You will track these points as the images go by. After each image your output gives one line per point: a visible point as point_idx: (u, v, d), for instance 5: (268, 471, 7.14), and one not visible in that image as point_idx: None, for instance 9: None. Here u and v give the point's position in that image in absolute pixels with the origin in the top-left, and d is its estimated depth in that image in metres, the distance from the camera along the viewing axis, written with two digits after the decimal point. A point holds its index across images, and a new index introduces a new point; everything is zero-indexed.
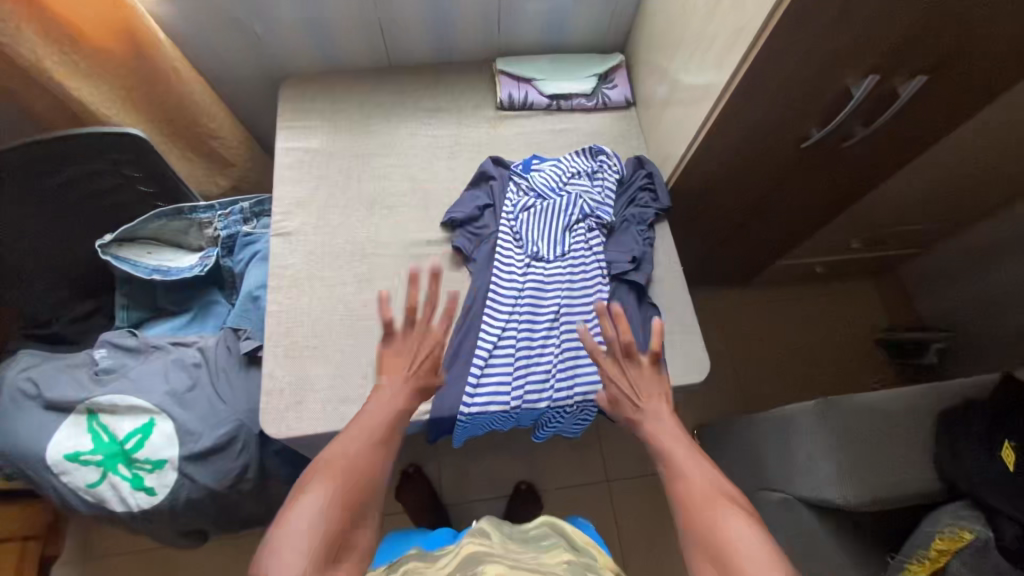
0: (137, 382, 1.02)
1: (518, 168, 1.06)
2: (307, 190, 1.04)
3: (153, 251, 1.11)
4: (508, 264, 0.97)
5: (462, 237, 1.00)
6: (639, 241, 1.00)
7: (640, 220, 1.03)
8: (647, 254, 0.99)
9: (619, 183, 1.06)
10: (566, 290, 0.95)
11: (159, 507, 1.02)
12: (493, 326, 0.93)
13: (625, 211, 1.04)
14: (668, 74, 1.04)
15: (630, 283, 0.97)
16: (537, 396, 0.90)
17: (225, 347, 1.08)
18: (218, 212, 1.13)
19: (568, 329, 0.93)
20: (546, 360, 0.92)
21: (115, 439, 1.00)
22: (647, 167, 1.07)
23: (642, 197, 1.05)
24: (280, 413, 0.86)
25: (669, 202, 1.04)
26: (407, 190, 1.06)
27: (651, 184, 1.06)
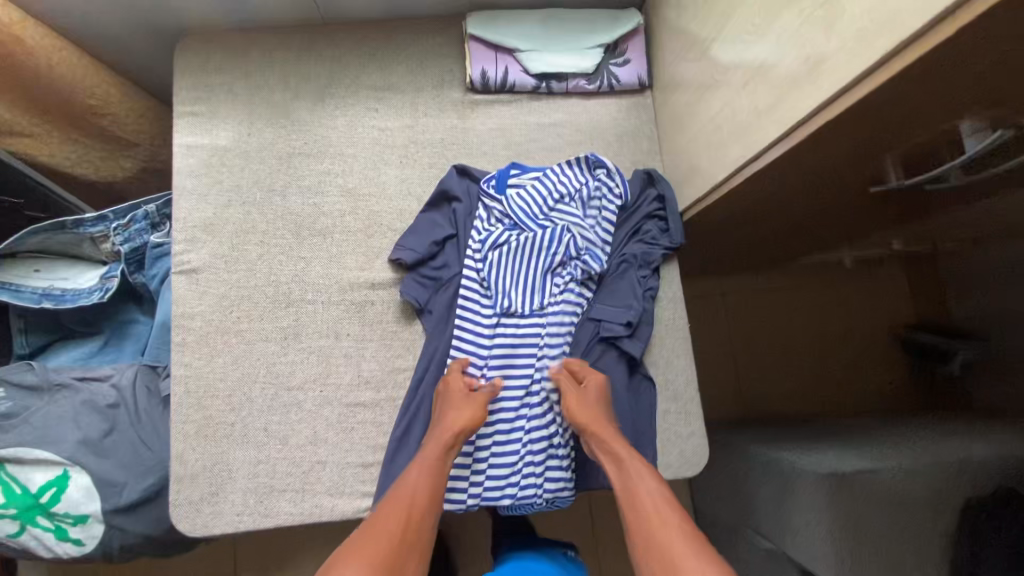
0: (43, 429, 0.89)
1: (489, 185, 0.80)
2: (216, 209, 0.81)
3: (41, 267, 0.90)
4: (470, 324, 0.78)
5: (415, 281, 0.79)
6: (638, 295, 0.78)
7: (641, 261, 0.80)
8: (647, 313, 0.78)
9: (620, 209, 0.82)
10: (541, 361, 0.77)
11: (91, 554, 0.94)
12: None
13: (625, 248, 0.81)
14: (696, 63, 0.75)
15: (620, 349, 0.78)
16: (498, 494, 0.75)
17: (145, 388, 0.94)
18: (113, 223, 0.89)
19: (540, 410, 0.76)
20: (512, 448, 0.76)
21: (28, 491, 0.88)
22: (658, 188, 0.82)
23: (648, 230, 0.81)
24: (194, 506, 0.73)
25: (683, 239, 0.80)
26: (348, 210, 0.82)
27: (662, 211, 0.81)
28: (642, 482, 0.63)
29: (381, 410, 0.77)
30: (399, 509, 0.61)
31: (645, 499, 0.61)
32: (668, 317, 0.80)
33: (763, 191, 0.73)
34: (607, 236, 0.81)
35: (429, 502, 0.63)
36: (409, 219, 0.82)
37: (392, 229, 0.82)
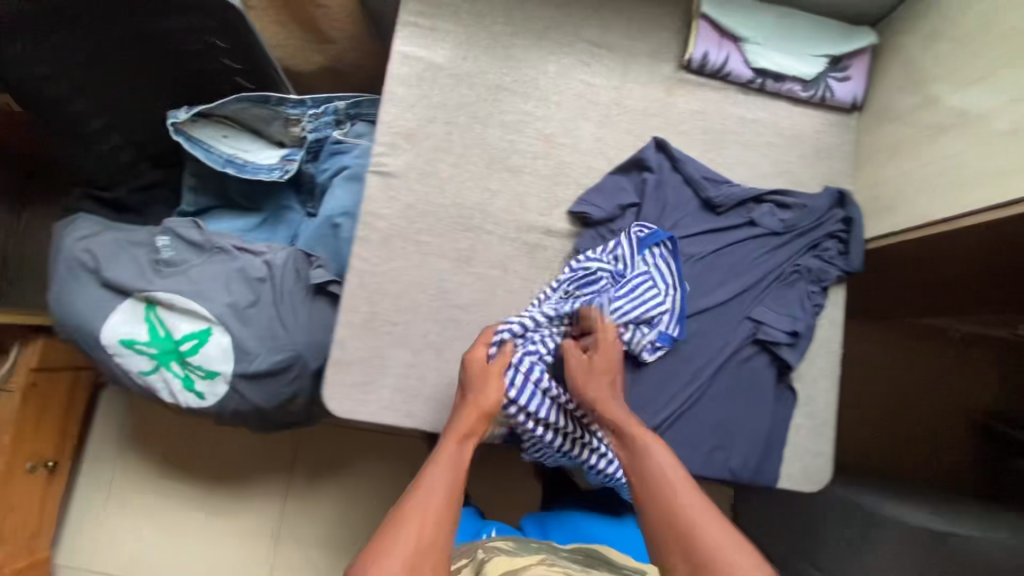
0: (199, 285, 0.94)
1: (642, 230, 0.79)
2: (419, 122, 0.83)
3: (229, 134, 0.94)
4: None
5: (593, 239, 0.81)
6: (805, 308, 0.80)
7: (814, 277, 0.81)
8: (810, 327, 0.80)
9: (804, 220, 0.82)
10: (694, 346, 0.80)
11: (206, 409, 1.00)
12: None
13: (801, 260, 0.82)
14: (938, 99, 0.74)
15: (774, 355, 0.79)
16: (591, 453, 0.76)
17: (294, 270, 0.96)
18: (309, 109, 0.92)
19: (683, 393, 0.78)
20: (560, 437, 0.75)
21: (170, 336, 0.94)
22: (846, 210, 0.82)
23: (827, 248, 0.82)
24: (345, 391, 0.77)
25: (860, 265, 0.81)
26: (540, 153, 0.84)
27: (845, 233, 0.82)
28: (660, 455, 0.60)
29: None
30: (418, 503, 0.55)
31: (660, 476, 0.58)
32: (824, 337, 0.81)
33: (972, 239, 0.73)
34: (786, 243, 0.82)
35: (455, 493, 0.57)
36: (595, 177, 0.84)
37: (578, 183, 0.83)
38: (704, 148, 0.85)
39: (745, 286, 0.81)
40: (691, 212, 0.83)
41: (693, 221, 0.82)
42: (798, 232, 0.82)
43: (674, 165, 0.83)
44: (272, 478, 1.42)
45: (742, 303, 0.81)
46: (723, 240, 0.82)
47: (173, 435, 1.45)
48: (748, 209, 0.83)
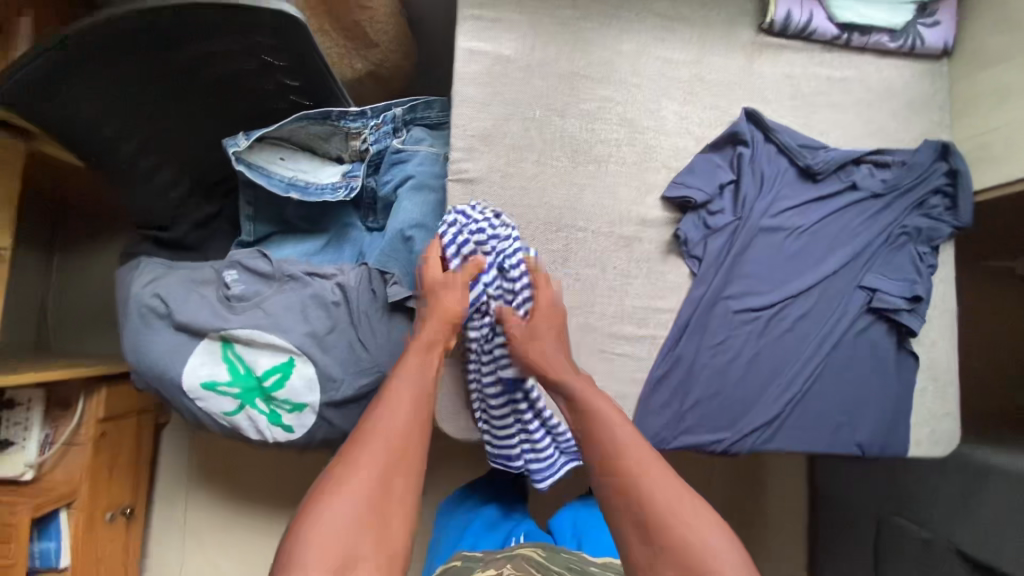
0: (275, 316, 0.90)
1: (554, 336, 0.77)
2: (495, 121, 0.79)
3: (287, 156, 0.90)
4: (746, 275, 0.78)
5: (698, 220, 0.78)
6: (920, 270, 0.77)
7: (925, 237, 0.78)
8: (926, 289, 0.77)
9: (906, 178, 0.79)
10: (808, 323, 0.77)
11: (293, 441, 0.97)
12: (717, 349, 0.77)
13: (907, 219, 0.79)
14: None
15: (893, 322, 0.77)
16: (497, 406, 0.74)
17: (368, 289, 0.93)
18: (369, 121, 0.88)
19: (803, 371, 0.76)
20: (493, 386, 0.74)
21: (252, 373, 0.91)
22: (950, 161, 0.78)
23: (933, 204, 0.79)
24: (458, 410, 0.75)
25: (971, 219, 0.77)
26: (624, 139, 0.79)
27: (952, 188, 0.78)
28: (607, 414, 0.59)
29: (642, 345, 0.77)
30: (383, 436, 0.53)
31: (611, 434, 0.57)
32: (939, 297, 0.78)
33: None
34: (891, 204, 0.79)
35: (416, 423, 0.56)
36: (685, 158, 0.80)
37: (667, 165, 0.79)
38: (792, 114, 0.81)
39: (854, 253, 0.78)
40: (789, 182, 0.79)
41: (793, 191, 0.79)
42: (902, 191, 0.78)
43: (766, 136, 0.79)
44: None
45: (853, 272, 0.78)
46: (825, 208, 0.79)
47: (240, 465, 1.43)
48: (847, 173, 0.79)
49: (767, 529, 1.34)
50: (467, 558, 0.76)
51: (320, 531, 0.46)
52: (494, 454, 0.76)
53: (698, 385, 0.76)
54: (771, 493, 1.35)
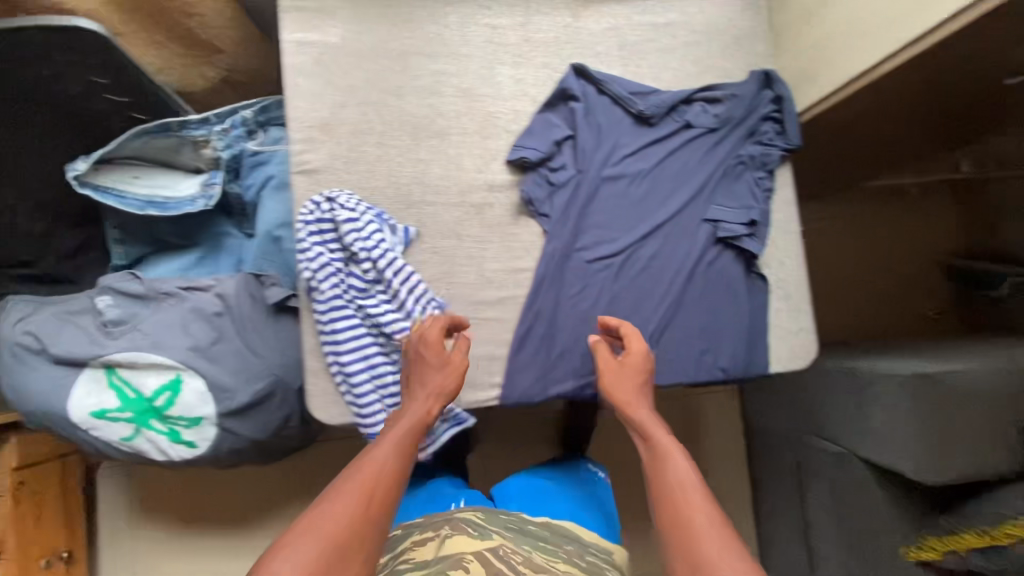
0: (154, 335, 0.90)
1: (440, 308, 0.75)
2: (331, 109, 0.79)
3: (141, 175, 0.89)
4: (596, 225, 0.81)
5: (542, 177, 0.80)
6: (758, 196, 0.80)
7: (759, 163, 0.81)
8: (766, 212, 0.81)
9: (736, 109, 0.81)
10: (661, 261, 0.80)
11: (201, 457, 0.97)
12: (578, 300, 0.80)
13: (742, 149, 0.82)
14: None
15: (739, 248, 0.80)
16: (363, 381, 0.73)
17: (248, 295, 0.93)
18: (215, 127, 0.87)
19: (661, 307, 0.79)
20: (354, 362, 0.73)
21: (142, 396, 0.91)
22: (775, 89, 0.82)
23: (765, 131, 0.82)
24: (330, 399, 0.75)
25: (801, 141, 0.81)
26: (462, 109, 0.80)
27: (780, 112, 0.82)
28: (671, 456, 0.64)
29: (505, 307, 0.79)
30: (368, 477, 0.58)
31: (675, 479, 0.62)
32: (781, 220, 0.82)
33: (899, 85, 0.73)
34: (725, 137, 0.81)
35: (399, 477, 0.60)
36: (525, 120, 0.81)
37: (508, 129, 0.81)
38: (624, 64, 0.82)
39: (695, 189, 0.81)
40: (626, 130, 0.81)
41: (630, 138, 0.81)
42: (733, 122, 0.81)
43: (599, 89, 0.82)
44: (292, 507, 1.41)
45: (697, 207, 0.81)
46: (663, 150, 0.82)
47: (185, 492, 1.42)
48: (680, 113, 0.82)
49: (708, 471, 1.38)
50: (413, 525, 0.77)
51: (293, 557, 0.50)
52: (362, 424, 0.74)
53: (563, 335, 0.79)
54: None
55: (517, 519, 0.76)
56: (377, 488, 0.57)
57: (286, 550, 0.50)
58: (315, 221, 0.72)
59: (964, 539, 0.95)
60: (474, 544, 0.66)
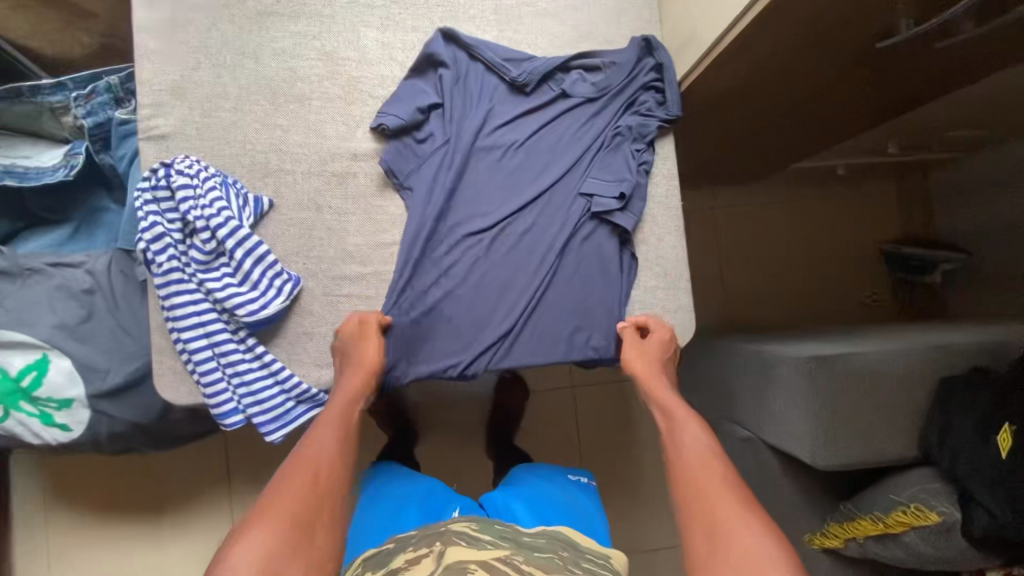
0: (18, 311, 0.86)
1: (291, 282, 0.71)
2: (183, 73, 0.75)
3: (0, 144, 0.86)
4: (466, 198, 0.77)
5: (410, 149, 0.76)
6: (633, 168, 0.76)
7: (637, 134, 0.77)
8: (640, 186, 0.77)
9: (613, 77, 0.78)
10: (533, 236, 0.76)
11: (79, 440, 0.93)
12: (445, 273, 0.75)
13: (621, 120, 0.78)
14: None
15: (612, 224, 0.77)
16: (208, 358, 0.69)
17: (120, 273, 0.90)
18: (73, 94, 0.83)
19: (531, 286, 0.75)
20: (196, 338, 0.69)
21: (7, 376, 0.87)
22: (655, 56, 0.78)
23: (644, 101, 0.78)
24: (178, 377, 0.72)
25: (680, 111, 0.78)
26: (324, 74, 0.76)
27: (659, 81, 0.78)
28: (688, 431, 0.64)
29: (367, 283, 0.75)
30: (315, 461, 0.58)
31: (687, 455, 0.61)
32: (661, 193, 0.79)
33: (768, 45, 0.70)
34: (602, 107, 0.78)
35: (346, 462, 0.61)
36: (391, 86, 0.77)
37: (373, 96, 0.77)
38: (499, 28, 0.79)
39: (571, 161, 0.77)
40: (500, 98, 0.78)
41: (503, 107, 0.78)
42: (610, 91, 0.78)
43: (470, 54, 0.78)
44: (212, 494, 1.38)
45: (572, 180, 0.77)
46: (539, 120, 0.78)
47: (99, 481, 1.38)
48: (557, 81, 0.79)
49: (637, 459, 1.35)
50: (402, 539, 0.67)
51: (251, 547, 0.48)
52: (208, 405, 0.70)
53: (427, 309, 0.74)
54: (636, 423, 1.36)
55: (505, 527, 0.68)
56: (327, 472, 0.57)
57: (247, 537, 0.49)
58: (153, 189, 0.69)
59: (863, 526, 0.90)
60: (474, 555, 0.58)
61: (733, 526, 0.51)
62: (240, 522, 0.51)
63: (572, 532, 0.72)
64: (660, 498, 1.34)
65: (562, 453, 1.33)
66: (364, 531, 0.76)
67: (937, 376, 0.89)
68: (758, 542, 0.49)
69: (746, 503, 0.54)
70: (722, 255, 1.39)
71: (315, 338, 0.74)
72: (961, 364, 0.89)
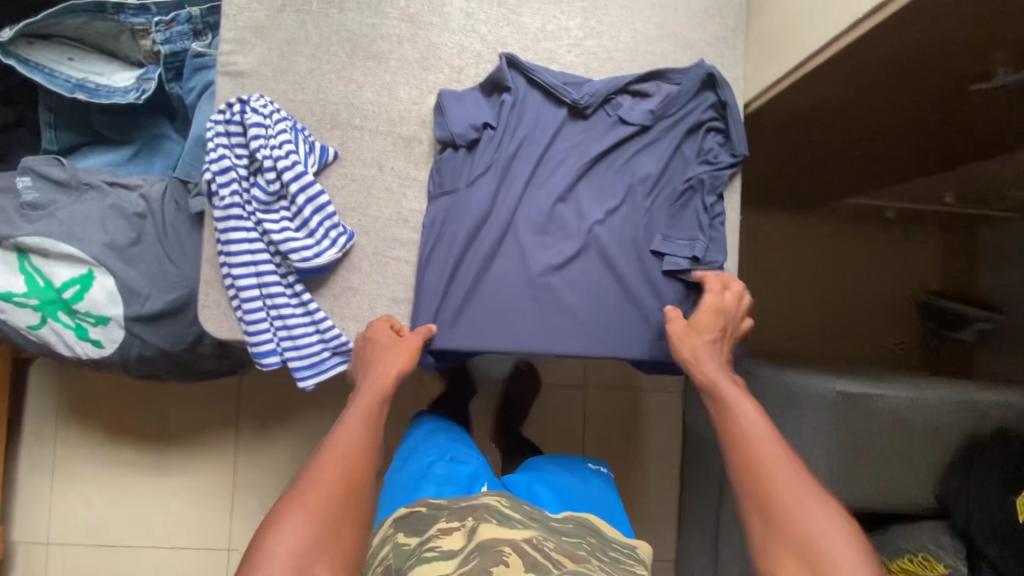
0: (70, 226, 0.87)
1: (345, 236, 0.72)
2: (269, 13, 0.75)
3: (76, 57, 0.86)
4: (521, 243, 0.75)
5: (473, 161, 0.75)
6: (704, 225, 0.75)
7: (710, 186, 0.75)
8: (713, 243, 0.75)
9: (672, 107, 0.77)
10: (594, 286, 0.75)
11: (109, 359, 0.95)
12: (496, 309, 0.74)
13: (689, 172, 0.76)
14: None
15: (682, 282, 0.75)
16: (254, 299, 0.70)
17: (174, 202, 0.91)
18: (155, 19, 0.84)
19: (576, 330, 0.74)
20: (246, 277, 0.70)
21: (51, 285, 0.89)
22: (718, 92, 0.76)
23: (707, 141, 0.77)
24: (222, 312, 0.73)
25: (746, 149, 0.76)
26: (405, 35, 0.76)
27: (721, 117, 0.77)
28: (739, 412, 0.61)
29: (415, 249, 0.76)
30: (342, 451, 0.58)
31: (749, 435, 0.59)
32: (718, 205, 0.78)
33: (855, 72, 0.69)
34: (663, 148, 0.77)
35: (373, 449, 0.61)
36: (469, 58, 0.77)
37: (451, 65, 0.77)
38: (584, 16, 0.78)
39: (630, 208, 0.76)
40: (559, 125, 0.77)
41: (565, 134, 0.77)
42: (667, 124, 0.77)
43: (529, 80, 0.77)
44: (219, 433, 1.40)
45: (634, 231, 0.76)
46: (598, 155, 0.77)
47: (111, 404, 1.40)
48: (614, 106, 0.77)
49: (639, 467, 1.35)
50: (434, 505, 0.68)
51: (282, 540, 0.51)
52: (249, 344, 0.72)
53: (476, 339, 0.73)
54: (644, 431, 1.36)
55: (535, 511, 0.69)
56: (353, 463, 0.58)
57: (277, 530, 0.52)
58: (225, 122, 0.69)
59: None
60: (504, 535, 0.59)
61: (818, 519, 0.52)
62: (271, 514, 0.54)
63: (602, 522, 0.73)
64: (656, 508, 1.35)
65: (566, 448, 1.34)
66: (394, 491, 0.79)
67: (964, 431, 0.88)
68: (848, 549, 0.50)
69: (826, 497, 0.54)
70: (755, 278, 1.38)
71: (359, 294, 0.74)
72: (991, 423, 0.88)
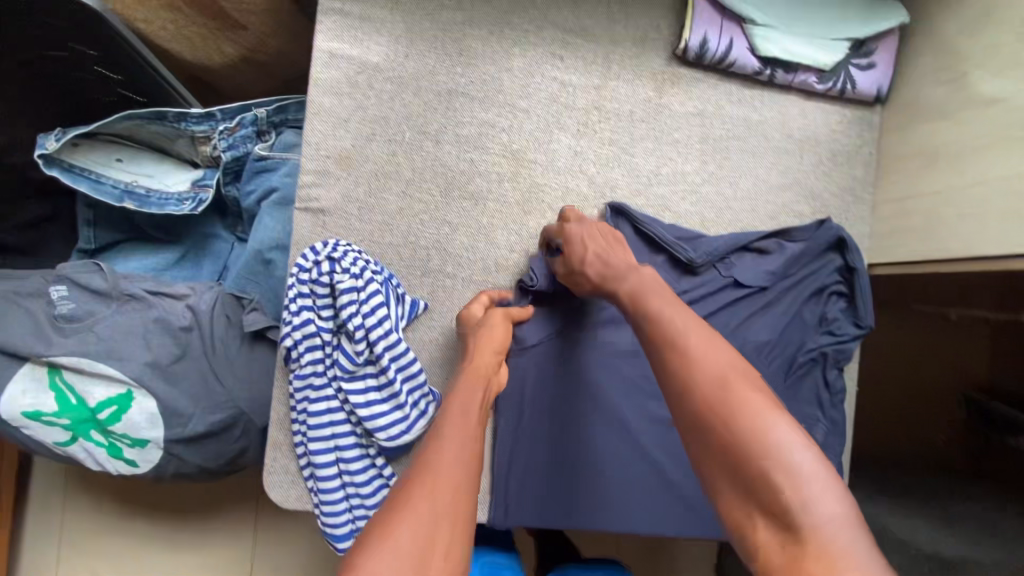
0: (110, 341, 0.78)
1: (434, 403, 0.65)
2: (356, 142, 0.66)
3: (124, 157, 0.77)
4: (620, 413, 0.67)
5: (570, 313, 0.68)
6: (825, 404, 0.69)
7: (833, 360, 0.69)
8: (834, 423, 0.69)
9: (794, 269, 0.70)
10: None
11: (141, 475, 0.86)
12: (602, 492, 0.65)
13: (809, 341, 0.70)
14: (959, 99, 0.62)
15: None
16: (331, 477, 0.62)
17: (224, 317, 0.82)
18: (219, 124, 0.75)
19: (682, 520, 0.65)
20: (323, 453, 0.62)
21: (84, 404, 0.79)
22: (846, 256, 0.70)
23: (829, 307, 0.71)
24: (291, 477, 0.65)
25: (873, 321, 0.69)
26: (507, 174, 0.68)
27: (846, 281, 0.70)
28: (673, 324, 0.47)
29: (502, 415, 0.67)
30: (444, 476, 0.41)
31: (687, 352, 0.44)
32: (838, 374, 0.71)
33: None
34: (783, 312, 0.70)
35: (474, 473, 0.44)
36: (575, 201, 0.69)
37: (555, 208, 0.69)
38: (703, 160, 0.71)
39: None
40: (668, 280, 0.69)
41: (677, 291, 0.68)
42: (787, 286, 0.70)
43: (636, 228, 0.69)
44: None
45: None
46: (712, 317, 0.69)
47: None
48: (730, 264, 0.70)
49: None
50: None
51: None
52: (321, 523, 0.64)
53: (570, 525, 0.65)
54: None
55: None
56: (452, 491, 0.40)
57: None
58: (309, 279, 0.62)
59: None
60: None
61: (780, 453, 0.38)
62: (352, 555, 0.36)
63: None
64: None
65: None
66: None
67: None
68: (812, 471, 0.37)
69: (775, 403, 0.41)
70: None
71: None
72: None
